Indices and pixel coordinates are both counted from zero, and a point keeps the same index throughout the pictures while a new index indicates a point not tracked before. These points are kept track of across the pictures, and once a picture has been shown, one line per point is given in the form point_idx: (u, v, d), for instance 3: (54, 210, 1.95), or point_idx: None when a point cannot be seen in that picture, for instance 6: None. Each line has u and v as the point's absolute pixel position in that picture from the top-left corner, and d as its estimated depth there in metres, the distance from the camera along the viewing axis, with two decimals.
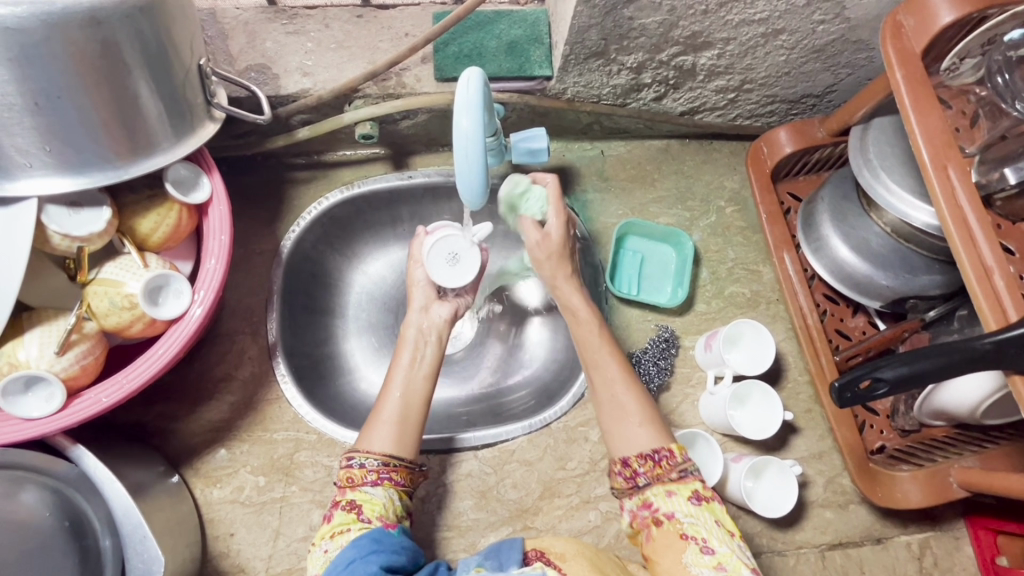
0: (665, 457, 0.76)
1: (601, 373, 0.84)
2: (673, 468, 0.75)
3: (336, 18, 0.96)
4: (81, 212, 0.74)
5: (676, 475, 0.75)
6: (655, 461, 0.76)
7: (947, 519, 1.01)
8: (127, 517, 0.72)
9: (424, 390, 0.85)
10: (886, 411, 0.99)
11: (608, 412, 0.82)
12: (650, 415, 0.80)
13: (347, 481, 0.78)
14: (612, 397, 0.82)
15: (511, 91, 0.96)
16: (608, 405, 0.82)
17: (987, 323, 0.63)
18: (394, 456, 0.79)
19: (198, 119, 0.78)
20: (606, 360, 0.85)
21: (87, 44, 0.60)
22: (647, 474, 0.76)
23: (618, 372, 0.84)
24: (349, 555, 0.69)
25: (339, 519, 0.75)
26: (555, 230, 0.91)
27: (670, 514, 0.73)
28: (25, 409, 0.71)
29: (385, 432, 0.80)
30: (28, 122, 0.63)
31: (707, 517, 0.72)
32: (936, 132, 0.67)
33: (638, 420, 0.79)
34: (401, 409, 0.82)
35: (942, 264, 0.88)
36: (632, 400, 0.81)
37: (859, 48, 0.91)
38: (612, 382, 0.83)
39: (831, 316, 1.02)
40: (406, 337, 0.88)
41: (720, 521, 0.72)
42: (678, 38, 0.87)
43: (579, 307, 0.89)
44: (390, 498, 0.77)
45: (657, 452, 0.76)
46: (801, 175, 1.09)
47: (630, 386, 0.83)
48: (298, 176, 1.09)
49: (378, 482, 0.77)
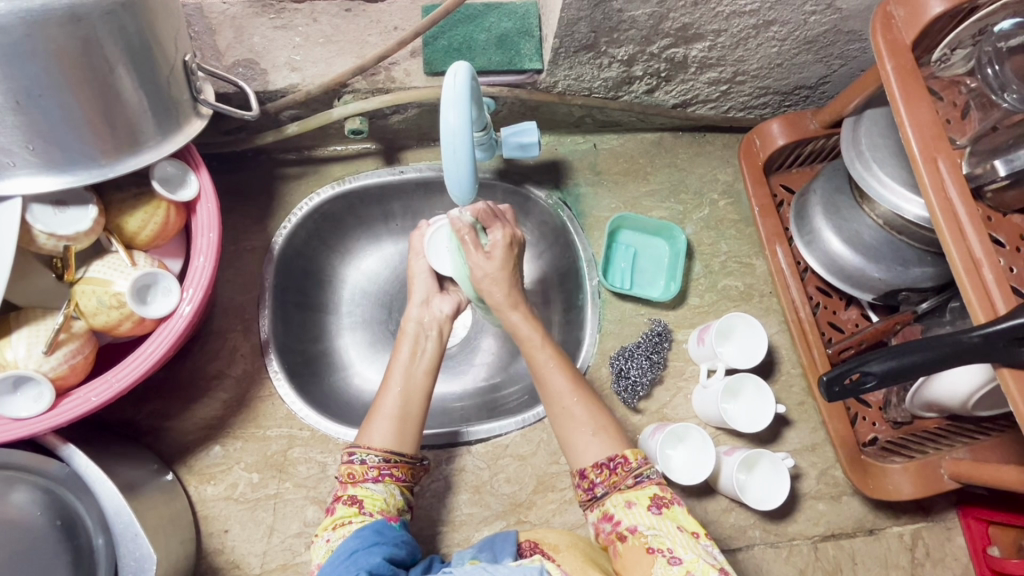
0: (620, 464, 0.78)
1: (548, 387, 0.84)
2: (629, 474, 0.77)
3: (324, 12, 0.95)
4: (67, 211, 0.73)
5: (633, 482, 0.76)
6: (609, 469, 0.78)
7: (939, 509, 1.02)
8: (118, 516, 0.72)
9: (424, 384, 0.85)
10: (878, 403, 0.99)
11: (559, 421, 0.83)
12: (604, 424, 0.81)
13: (348, 476, 0.78)
14: (563, 408, 0.83)
15: (501, 85, 0.95)
16: (559, 414, 0.83)
17: (975, 316, 0.63)
18: (394, 452, 0.79)
19: (184, 115, 0.77)
20: (555, 374, 0.84)
21: (68, 41, 0.60)
22: (605, 483, 0.78)
23: (566, 384, 0.84)
24: (351, 545, 0.69)
25: (341, 511, 0.75)
26: (500, 252, 0.89)
27: (632, 527, 0.73)
28: (14, 410, 0.70)
29: (385, 428, 0.80)
30: (11, 121, 0.63)
31: (670, 526, 0.72)
32: (926, 124, 0.66)
33: (592, 429, 0.81)
34: (401, 403, 0.82)
35: (934, 256, 0.88)
36: (582, 410, 0.82)
37: (851, 38, 0.90)
38: (561, 394, 0.83)
39: (824, 309, 1.01)
40: (407, 332, 0.89)
41: (683, 525, 0.73)
42: (669, 30, 0.86)
43: (521, 325, 0.88)
44: (390, 494, 0.78)
45: (612, 460, 0.78)
46: (795, 167, 1.08)
47: (583, 397, 0.83)
48: (289, 173, 1.08)
49: (379, 478, 0.78)
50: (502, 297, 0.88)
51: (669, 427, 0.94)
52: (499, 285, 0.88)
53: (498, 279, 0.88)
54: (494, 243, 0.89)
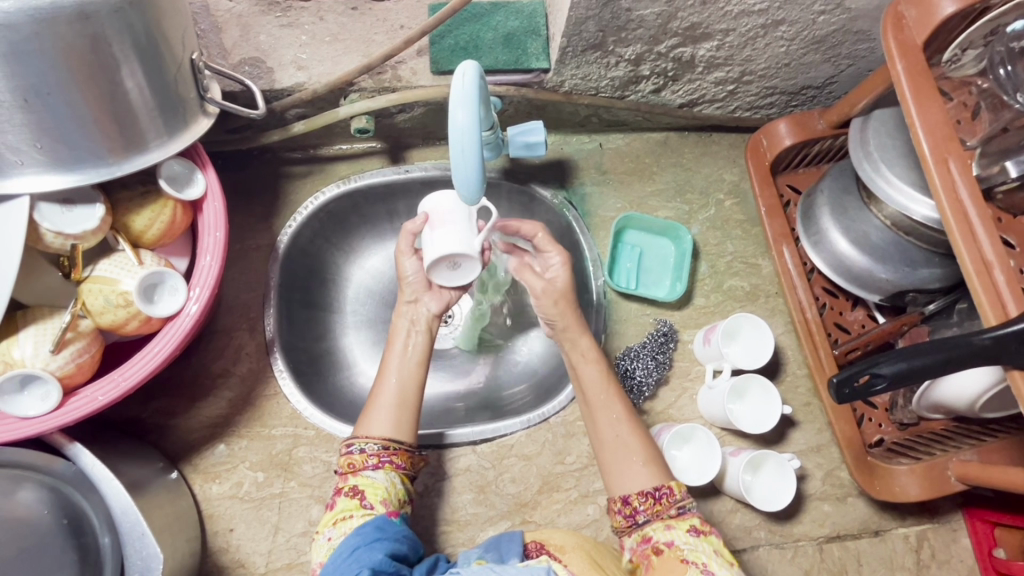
0: (665, 494, 0.78)
1: (604, 415, 0.85)
2: (672, 504, 0.77)
3: (331, 10, 0.95)
4: (74, 210, 0.73)
5: (675, 511, 0.77)
6: (654, 498, 0.77)
7: (945, 511, 1.02)
8: (125, 514, 0.72)
9: (418, 375, 0.86)
10: (884, 405, 0.98)
11: (609, 448, 0.83)
12: (654, 454, 0.81)
13: (348, 467, 0.79)
14: (616, 437, 0.83)
15: (508, 84, 0.95)
16: (610, 442, 0.83)
17: (986, 318, 0.63)
18: (393, 441, 0.80)
19: (192, 113, 0.77)
20: (611, 402, 0.85)
21: (76, 39, 0.60)
22: (647, 510, 0.77)
23: (623, 412, 0.85)
24: (352, 542, 0.70)
25: (342, 505, 0.76)
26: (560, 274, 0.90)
27: (669, 543, 0.74)
28: (21, 408, 0.70)
29: (385, 416, 0.82)
30: (18, 119, 0.63)
31: (707, 547, 0.74)
32: (937, 125, 0.66)
33: (641, 459, 0.81)
34: (398, 393, 0.83)
35: (942, 257, 0.87)
36: (634, 438, 0.83)
37: (860, 38, 0.90)
38: (616, 421, 0.84)
39: (830, 310, 1.01)
40: (399, 328, 0.89)
41: (719, 551, 0.74)
42: (677, 30, 0.86)
43: (590, 349, 0.88)
44: (391, 482, 0.78)
45: (657, 489, 0.78)
46: (802, 167, 1.08)
47: (633, 426, 0.84)
48: (294, 171, 1.08)
49: (379, 466, 0.78)
50: (570, 319, 0.89)
51: (675, 428, 0.94)
52: (566, 306, 0.89)
53: (562, 304, 0.89)
54: (551, 270, 0.90)
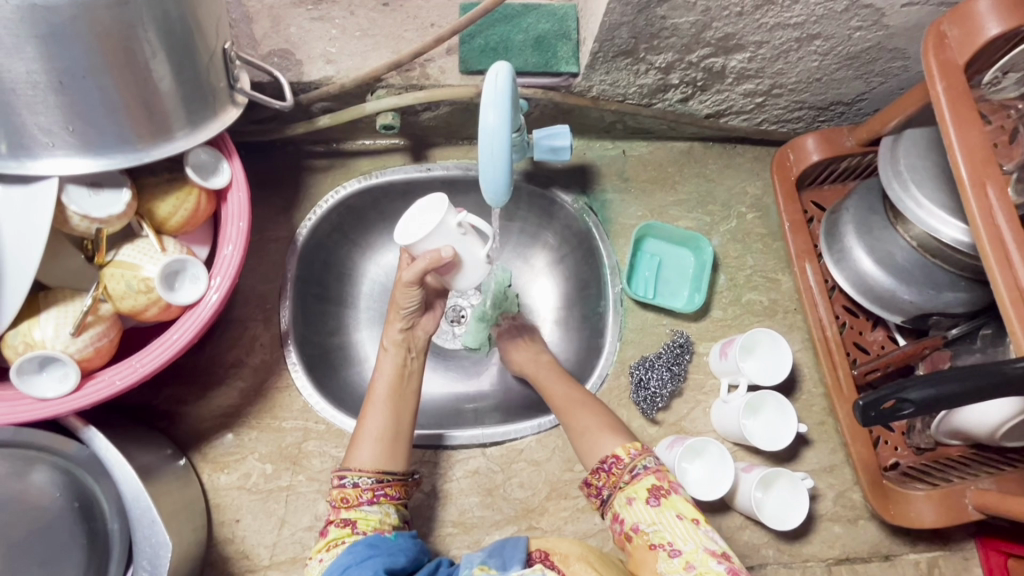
0: (614, 464, 0.83)
1: (561, 401, 0.95)
2: (624, 472, 0.82)
3: (362, 5, 0.95)
4: (101, 193, 0.73)
5: (630, 477, 0.81)
6: (605, 472, 0.84)
7: (958, 539, 1.00)
8: (136, 501, 0.71)
9: (411, 406, 0.88)
10: (902, 427, 0.97)
11: (575, 430, 0.91)
12: (611, 423, 0.89)
13: (341, 501, 0.79)
14: (574, 418, 0.92)
15: (536, 88, 0.94)
16: (575, 425, 0.91)
17: (1017, 347, 0.61)
18: (386, 471, 0.82)
19: (221, 104, 0.77)
20: (559, 388, 0.97)
21: (113, 24, 0.60)
22: (606, 485, 0.83)
23: (575, 396, 0.94)
24: (344, 561, 0.72)
25: (334, 533, 0.77)
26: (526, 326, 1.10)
27: (636, 525, 0.78)
28: (40, 389, 0.70)
29: (372, 449, 0.82)
30: (51, 101, 0.63)
31: (669, 516, 0.77)
32: (976, 148, 0.65)
33: (603, 428, 0.89)
34: (387, 425, 0.84)
35: (969, 282, 0.86)
36: (592, 415, 0.91)
37: (895, 56, 0.89)
38: (573, 406, 0.93)
39: (850, 329, 1.00)
40: (388, 350, 0.89)
41: (682, 513, 0.77)
42: (710, 40, 0.85)
43: (527, 358, 1.04)
44: (385, 513, 0.80)
45: (604, 462, 0.84)
46: (827, 184, 1.07)
47: (590, 405, 0.93)
48: (315, 164, 1.08)
49: (374, 500, 0.80)
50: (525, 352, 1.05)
51: (689, 440, 0.93)
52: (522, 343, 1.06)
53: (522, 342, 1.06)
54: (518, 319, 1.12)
